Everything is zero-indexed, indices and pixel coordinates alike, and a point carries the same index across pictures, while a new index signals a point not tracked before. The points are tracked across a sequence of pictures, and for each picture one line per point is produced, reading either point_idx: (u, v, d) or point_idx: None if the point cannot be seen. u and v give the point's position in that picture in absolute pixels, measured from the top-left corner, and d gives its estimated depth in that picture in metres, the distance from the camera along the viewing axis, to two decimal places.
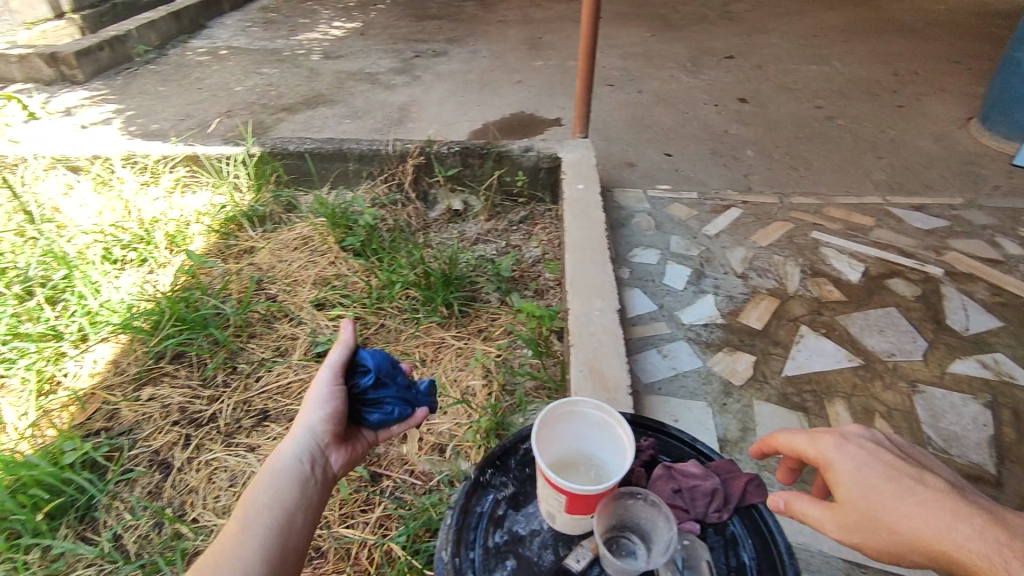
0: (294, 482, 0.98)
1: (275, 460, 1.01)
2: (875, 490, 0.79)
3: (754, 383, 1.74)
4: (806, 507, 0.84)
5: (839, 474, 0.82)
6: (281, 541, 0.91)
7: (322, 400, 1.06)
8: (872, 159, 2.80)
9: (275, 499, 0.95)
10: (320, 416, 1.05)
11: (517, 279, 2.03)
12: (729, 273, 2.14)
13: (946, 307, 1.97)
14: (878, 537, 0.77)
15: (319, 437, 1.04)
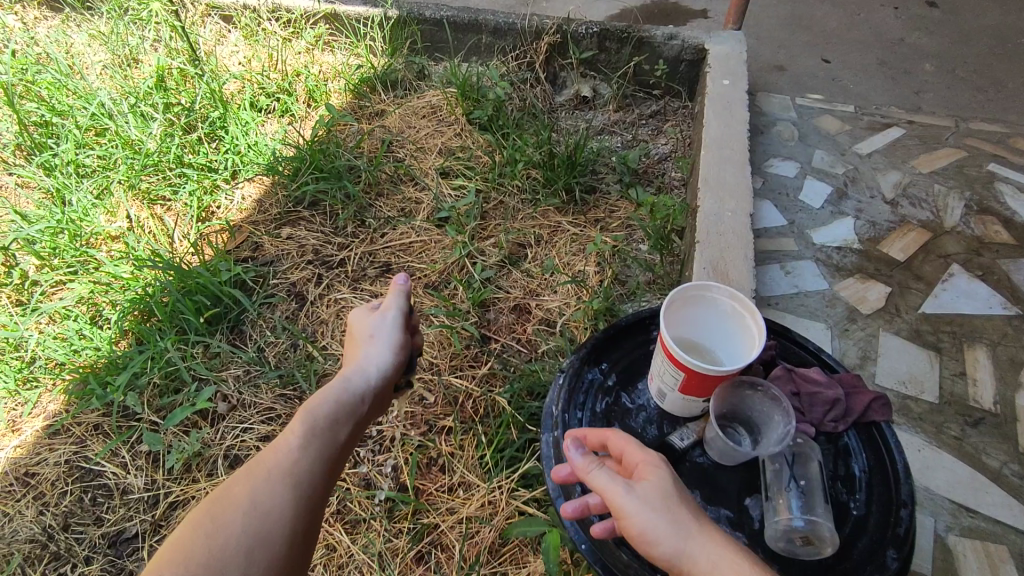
0: (348, 417, 0.96)
1: (333, 389, 1.00)
2: (680, 500, 0.78)
3: (885, 315, 1.62)
4: (600, 472, 0.82)
5: (657, 472, 0.81)
6: (324, 475, 0.87)
7: (392, 348, 1.10)
8: None
9: (326, 431, 0.92)
10: (387, 358, 1.08)
11: (642, 174, 1.94)
12: (877, 197, 1.93)
13: None
14: (652, 522, 0.76)
15: (380, 379, 1.05)
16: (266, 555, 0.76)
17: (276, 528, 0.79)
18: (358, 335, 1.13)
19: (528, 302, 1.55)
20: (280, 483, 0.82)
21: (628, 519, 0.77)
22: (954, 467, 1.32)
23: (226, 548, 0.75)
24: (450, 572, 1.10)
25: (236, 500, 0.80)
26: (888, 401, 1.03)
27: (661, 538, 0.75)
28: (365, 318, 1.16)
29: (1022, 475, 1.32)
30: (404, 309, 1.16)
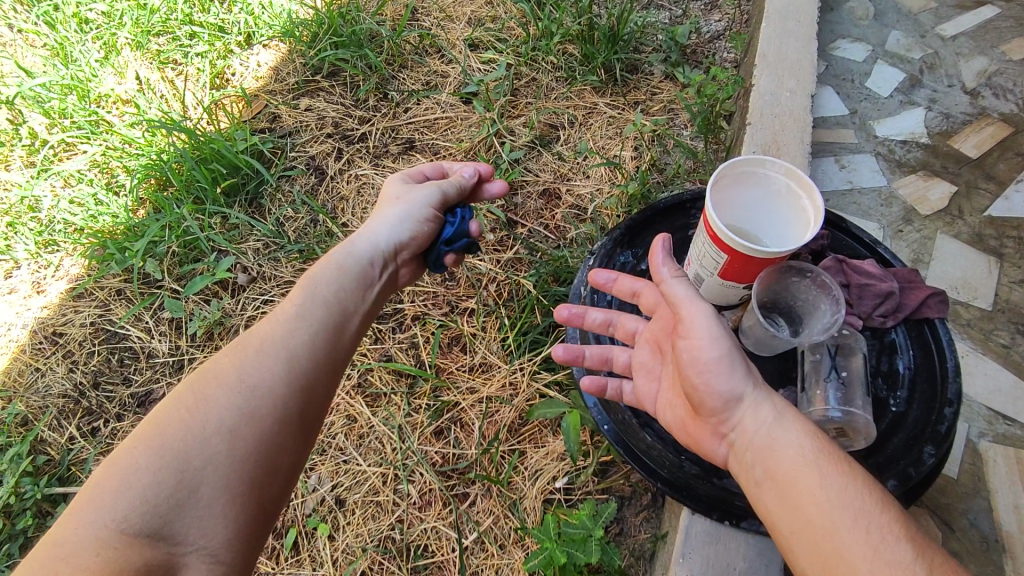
0: (353, 291, 0.95)
1: (337, 254, 0.99)
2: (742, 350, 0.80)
3: (945, 215, 1.49)
4: (679, 284, 0.79)
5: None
6: (320, 351, 0.86)
7: (412, 216, 1.05)
8: None
9: (320, 312, 0.89)
10: (403, 231, 1.04)
11: (691, 52, 1.76)
12: (956, 87, 1.73)
13: None
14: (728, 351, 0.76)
15: (393, 249, 1.03)
16: (253, 428, 0.75)
17: (264, 405, 0.77)
18: (381, 201, 1.09)
19: (559, 187, 1.45)
20: (268, 362, 0.80)
21: (707, 335, 0.75)
22: (997, 374, 1.26)
23: (209, 421, 0.73)
24: (469, 447, 1.11)
25: (221, 375, 0.78)
26: (946, 299, 0.95)
27: (731, 368, 0.75)
28: (399, 186, 1.11)
29: None
30: (443, 191, 1.10)
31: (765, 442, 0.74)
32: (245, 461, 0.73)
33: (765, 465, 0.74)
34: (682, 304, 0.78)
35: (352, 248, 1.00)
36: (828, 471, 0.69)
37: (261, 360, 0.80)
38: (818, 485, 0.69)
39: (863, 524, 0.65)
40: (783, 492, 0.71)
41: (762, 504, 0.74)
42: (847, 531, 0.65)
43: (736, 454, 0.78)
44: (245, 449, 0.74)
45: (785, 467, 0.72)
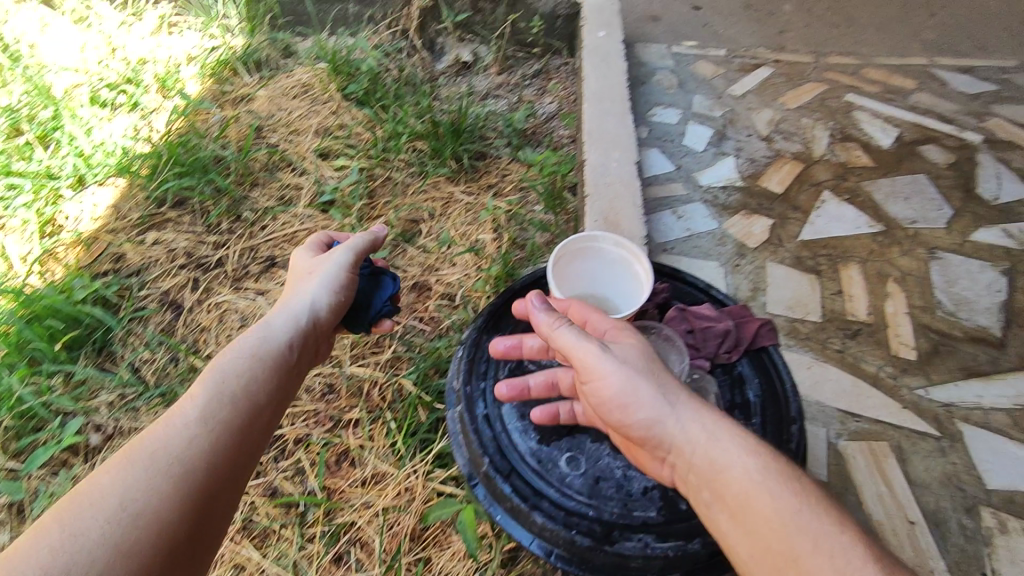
0: (255, 392, 0.96)
1: (257, 339, 1.04)
2: (654, 366, 0.86)
3: (768, 246, 1.70)
4: (564, 333, 0.90)
5: (629, 342, 0.90)
6: (214, 461, 0.85)
7: (328, 286, 1.13)
8: (924, 19, 2.60)
9: (224, 414, 0.91)
10: (323, 298, 1.12)
11: (530, 134, 1.91)
12: (754, 135, 2.02)
13: (979, 175, 1.88)
14: (628, 379, 0.84)
15: (311, 325, 1.09)
16: (138, 552, 0.72)
17: (146, 532, 0.74)
18: (296, 279, 1.18)
19: (427, 279, 1.49)
20: (161, 469, 0.80)
21: (601, 375, 0.85)
22: (839, 377, 1.42)
23: (84, 553, 0.70)
24: (372, 567, 1.06)
25: (100, 500, 0.75)
26: (775, 326, 1.08)
27: (639, 396, 0.83)
28: (308, 261, 1.20)
29: (896, 376, 1.43)
30: (353, 254, 1.18)
31: (704, 464, 0.79)
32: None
33: (712, 488, 0.78)
34: (570, 352, 0.88)
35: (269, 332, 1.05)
36: (776, 492, 0.74)
37: (148, 478, 0.79)
38: (768, 503, 0.73)
39: (824, 548, 0.69)
40: (738, 518, 0.75)
41: (719, 529, 0.78)
42: (808, 556, 0.69)
43: (679, 475, 0.83)
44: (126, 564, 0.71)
45: (732, 489, 0.76)
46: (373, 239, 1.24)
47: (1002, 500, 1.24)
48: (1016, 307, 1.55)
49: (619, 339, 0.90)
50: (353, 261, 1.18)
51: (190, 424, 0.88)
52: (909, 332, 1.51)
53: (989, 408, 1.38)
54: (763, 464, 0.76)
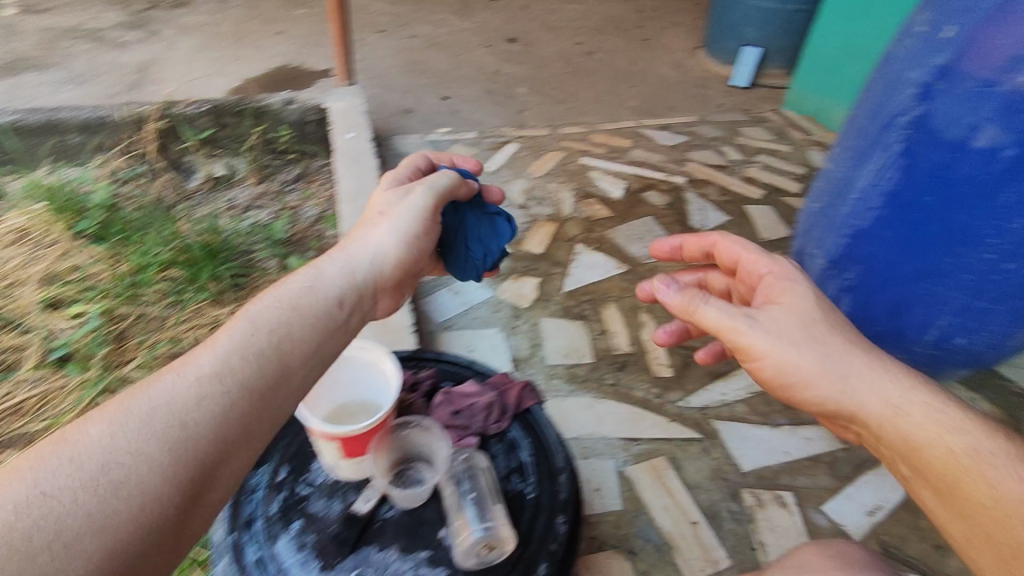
0: (288, 347, 0.90)
1: (305, 281, 1.00)
2: (805, 327, 1.04)
3: (539, 302, 1.86)
4: (708, 308, 1.11)
5: (779, 308, 1.08)
6: (229, 427, 0.80)
7: (393, 237, 1.12)
8: (626, 93, 3.20)
9: (245, 371, 0.84)
10: (388, 247, 1.11)
11: (297, 239, 1.89)
12: (511, 206, 2.24)
13: (689, 210, 2.31)
14: (789, 358, 1.04)
15: (366, 278, 1.06)
16: (124, 516, 0.69)
17: (134, 499, 0.71)
18: (371, 212, 1.17)
19: None
20: (161, 427, 0.76)
21: (751, 342, 1.07)
22: (616, 407, 1.58)
23: (59, 514, 0.67)
24: None
25: (88, 453, 0.72)
26: (535, 386, 1.22)
27: (778, 355, 1.05)
28: (388, 197, 1.19)
29: (661, 394, 1.62)
30: (424, 206, 1.19)
31: (899, 437, 0.98)
32: (94, 558, 0.66)
33: (912, 460, 0.98)
34: (717, 326, 1.09)
35: (318, 277, 1.00)
36: (994, 479, 0.90)
37: (152, 436, 0.75)
38: (974, 486, 0.91)
39: None
40: (945, 497, 0.94)
41: (924, 495, 0.99)
42: None
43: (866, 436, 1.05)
44: (99, 540, 0.67)
45: (941, 469, 0.94)
46: (448, 183, 1.26)
47: (757, 477, 1.46)
48: None
49: (773, 300, 1.10)
50: (421, 215, 1.17)
51: (205, 373, 0.82)
52: (664, 352, 1.74)
53: (732, 402, 1.62)
54: (970, 445, 0.93)
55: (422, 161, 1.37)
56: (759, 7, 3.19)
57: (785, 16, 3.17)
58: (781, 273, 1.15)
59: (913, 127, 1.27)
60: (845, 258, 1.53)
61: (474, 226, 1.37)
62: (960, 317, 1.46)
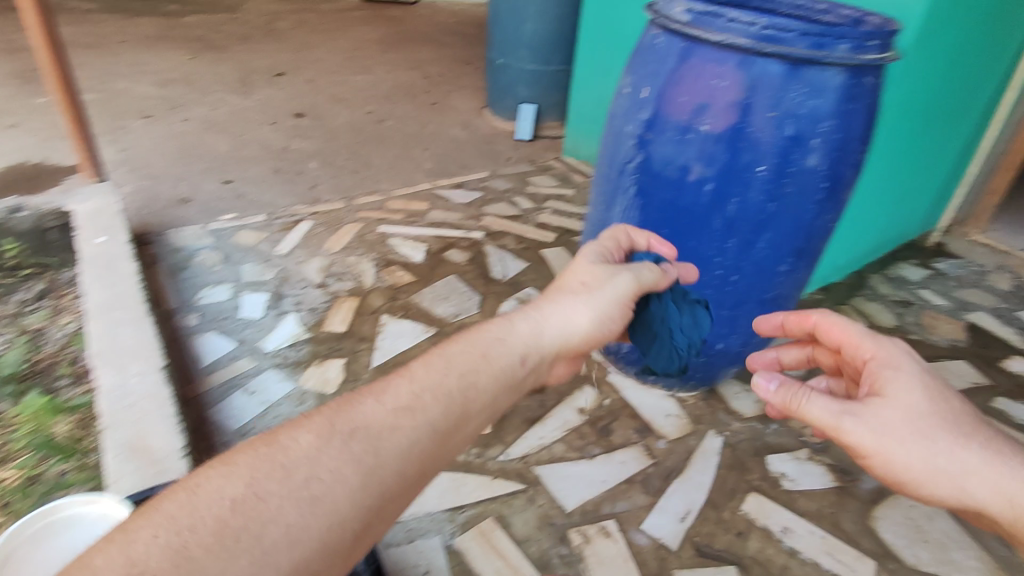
0: (475, 397, 0.90)
1: (493, 340, 1.00)
2: (918, 424, 0.92)
3: (347, 384, 1.77)
4: (817, 402, 0.98)
5: (886, 401, 0.95)
6: (412, 469, 0.79)
7: (579, 307, 1.11)
8: (419, 157, 3.29)
9: (433, 412, 0.84)
10: (576, 320, 1.10)
11: (40, 369, 1.65)
12: (308, 286, 2.14)
13: (489, 262, 2.42)
14: (906, 453, 0.92)
15: (546, 344, 1.04)
16: (319, 530, 0.69)
17: (332, 514, 0.70)
18: (568, 282, 1.16)
19: None
20: (358, 448, 0.76)
21: (858, 443, 0.95)
22: (438, 479, 1.54)
23: (272, 508, 0.68)
24: None
25: (302, 458, 0.73)
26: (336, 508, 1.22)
27: (891, 458, 0.93)
28: (592, 270, 1.18)
29: (481, 453, 1.63)
30: (618, 286, 1.16)
31: None
32: (284, 572, 0.65)
33: None
34: (820, 425, 0.98)
35: (506, 340, 1.00)
36: None
37: (355, 458, 0.75)
38: None
39: None
40: None
41: None
42: None
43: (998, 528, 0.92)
44: (292, 554, 0.66)
45: None
46: (655, 279, 1.24)
47: (581, 514, 1.51)
48: None
49: (877, 391, 0.98)
50: (614, 294, 1.15)
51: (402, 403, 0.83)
52: None
53: (550, 442, 1.70)
54: None
55: (622, 236, 1.33)
56: (525, 69, 3.50)
57: (549, 75, 3.52)
58: (885, 359, 1.02)
59: (639, 171, 1.49)
60: None
61: (677, 317, 1.42)
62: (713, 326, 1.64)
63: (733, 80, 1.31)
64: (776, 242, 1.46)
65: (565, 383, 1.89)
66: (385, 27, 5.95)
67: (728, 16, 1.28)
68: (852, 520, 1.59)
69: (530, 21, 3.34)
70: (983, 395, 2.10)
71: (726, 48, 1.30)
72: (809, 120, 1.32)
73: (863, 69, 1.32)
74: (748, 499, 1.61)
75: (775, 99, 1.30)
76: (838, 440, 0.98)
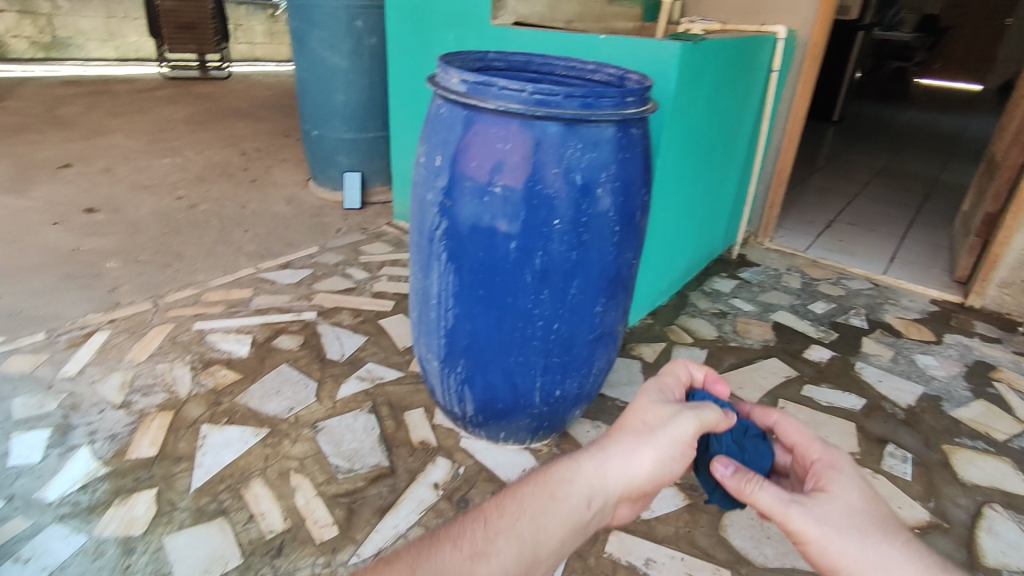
0: (547, 547, 0.91)
1: (566, 486, 0.96)
2: (852, 519, 0.93)
3: (160, 519, 1.52)
4: (766, 491, 0.98)
5: (829, 499, 0.96)
6: None
7: (650, 449, 1.01)
8: (239, 239, 3.07)
9: (509, 559, 0.87)
10: (648, 465, 1.01)
11: None
12: (106, 408, 1.85)
13: (325, 343, 2.29)
14: (842, 546, 0.91)
15: (615, 491, 0.99)
16: None
17: None
18: (638, 417, 1.05)
19: None
20: None
21: (800, 532, 0.94)
22: None
23: None
24: None
25: None
26: None
27: (828, 546, 0.91)
28: (663, 408, 1.06)
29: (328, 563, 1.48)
30: (695, 423, 1.03)
31: None
32: None
33: None
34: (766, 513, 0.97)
35: (577, 487, 0.97)
36: None
37: None
38: None
39: None
40: None
41: None
42: None
43: None
44: None
45: None
46: (716, 420, 1.05)
47: None
48: (388, 433, 1.90)
49: (821, 489, 0.99)
50: (691, 432, 1.03)
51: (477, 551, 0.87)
52: (323, 510, 1.62)
53: (406, 528, 1.60)
54: None
55: (681, 371, 1.19)
56: (342, 138, 3.45)
57: (368, 142, 3.50)
58: (831, 461, 1.04)
59: (448, 237, 1.50)
60: (450, 353, 1.69)
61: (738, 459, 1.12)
62: (548, 375, 1.67)
63: (516, 142, 1.37)
64: (586, 286, 1.53)
65: (416, 460, 1.81)
66: (192, 105, 5.61)
67: (499, 84, 1.35)
68: (705, 534, 1.67)
69: (339, 91, 3.31)
70: (794, 386, 2.36)
71: (503, 113, 1.36)
72: (591, 170, 1.41)
73: (628, 122, 1.45)
74: (610, 539, 1.62)
75: (558, 155, 1.38)
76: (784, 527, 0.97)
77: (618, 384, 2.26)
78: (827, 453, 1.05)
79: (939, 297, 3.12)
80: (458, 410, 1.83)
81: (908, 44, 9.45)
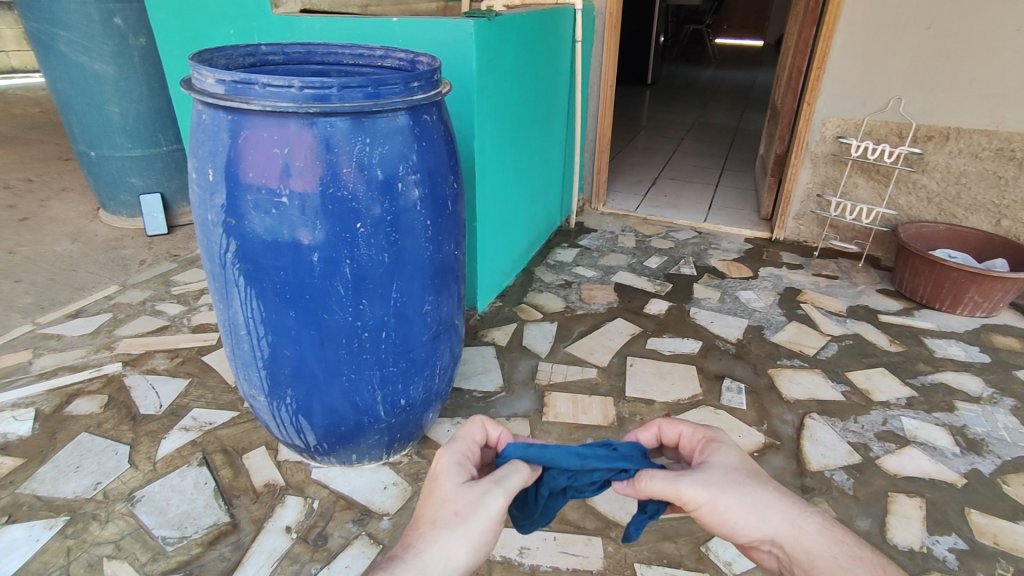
0: None
1: None
2: (734, 475, 1.02)
3: None
4: (657, 481, 1.02)
5: (716, 465, 1.04)
6: None
7: (464, 541, 0.92)
8: (9, 291, 2.56)
9: None
10: (464, 557, 0.92)
11: None
12: None
13: (136, 397, 1.97)
14: (726, 505, 0.99)
15: None
16: None
17: None
18: (443, 504, 0.95)
19: None
20: None
21: (691, 500, 1.00)
22: None
23: None
24: None
25: None
26: None
27: (715, 506, 0.99)
28: (466, 485, 0.97)
29: None
30: (502, 499, 0.96)
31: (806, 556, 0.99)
32: None
33: None
34: (661, 495, 1.01)
35: None
36: None
37: None
38: None
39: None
40: None
41: None
42: None
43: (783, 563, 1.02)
44: None
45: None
46: (523, 482, 1.00)
47: None
48: (225, 483, 1.69)
49: (706, 458, 1.07)
50: (498, 511, 0.95)
51: None
52: None
53: None
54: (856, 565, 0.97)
55: (477, 429, 1.10)
56: (128, 156, 3.01)
57: (163, 158, 3.09)
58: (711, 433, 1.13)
59: (240, 259, 1.33)
60: (275, 385, 1.52)
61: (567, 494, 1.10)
62: (387, 386, 1.57)
63: (296, 142, 1.23)
64: (407, 287, 1.44)
65: (261, 507, 1.62)
66: None
67: (260, 81, 1.19)
68: (573, 507, 1.68)
69: (112, 102, 2.87)
70: (639, 342, 2.47)
71: (274, 114, 1.21)
72: (388, 164, 1.30)
73: (419, 108, 1.36)
74: None
75: (348, 153, 1.26)
76: (677, 501, 1.01)
77: (473, 375, 2.22)
78: (706, 431, 1.13)
79: (751, 236, 3.46)
80: (300, 442, 1.67)
81: (698, 8, 10.40)
